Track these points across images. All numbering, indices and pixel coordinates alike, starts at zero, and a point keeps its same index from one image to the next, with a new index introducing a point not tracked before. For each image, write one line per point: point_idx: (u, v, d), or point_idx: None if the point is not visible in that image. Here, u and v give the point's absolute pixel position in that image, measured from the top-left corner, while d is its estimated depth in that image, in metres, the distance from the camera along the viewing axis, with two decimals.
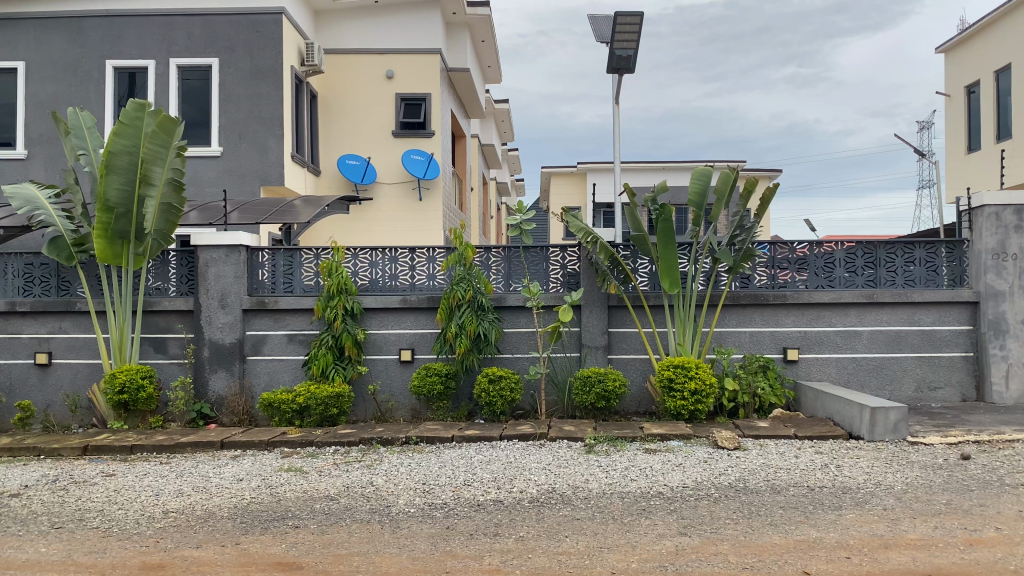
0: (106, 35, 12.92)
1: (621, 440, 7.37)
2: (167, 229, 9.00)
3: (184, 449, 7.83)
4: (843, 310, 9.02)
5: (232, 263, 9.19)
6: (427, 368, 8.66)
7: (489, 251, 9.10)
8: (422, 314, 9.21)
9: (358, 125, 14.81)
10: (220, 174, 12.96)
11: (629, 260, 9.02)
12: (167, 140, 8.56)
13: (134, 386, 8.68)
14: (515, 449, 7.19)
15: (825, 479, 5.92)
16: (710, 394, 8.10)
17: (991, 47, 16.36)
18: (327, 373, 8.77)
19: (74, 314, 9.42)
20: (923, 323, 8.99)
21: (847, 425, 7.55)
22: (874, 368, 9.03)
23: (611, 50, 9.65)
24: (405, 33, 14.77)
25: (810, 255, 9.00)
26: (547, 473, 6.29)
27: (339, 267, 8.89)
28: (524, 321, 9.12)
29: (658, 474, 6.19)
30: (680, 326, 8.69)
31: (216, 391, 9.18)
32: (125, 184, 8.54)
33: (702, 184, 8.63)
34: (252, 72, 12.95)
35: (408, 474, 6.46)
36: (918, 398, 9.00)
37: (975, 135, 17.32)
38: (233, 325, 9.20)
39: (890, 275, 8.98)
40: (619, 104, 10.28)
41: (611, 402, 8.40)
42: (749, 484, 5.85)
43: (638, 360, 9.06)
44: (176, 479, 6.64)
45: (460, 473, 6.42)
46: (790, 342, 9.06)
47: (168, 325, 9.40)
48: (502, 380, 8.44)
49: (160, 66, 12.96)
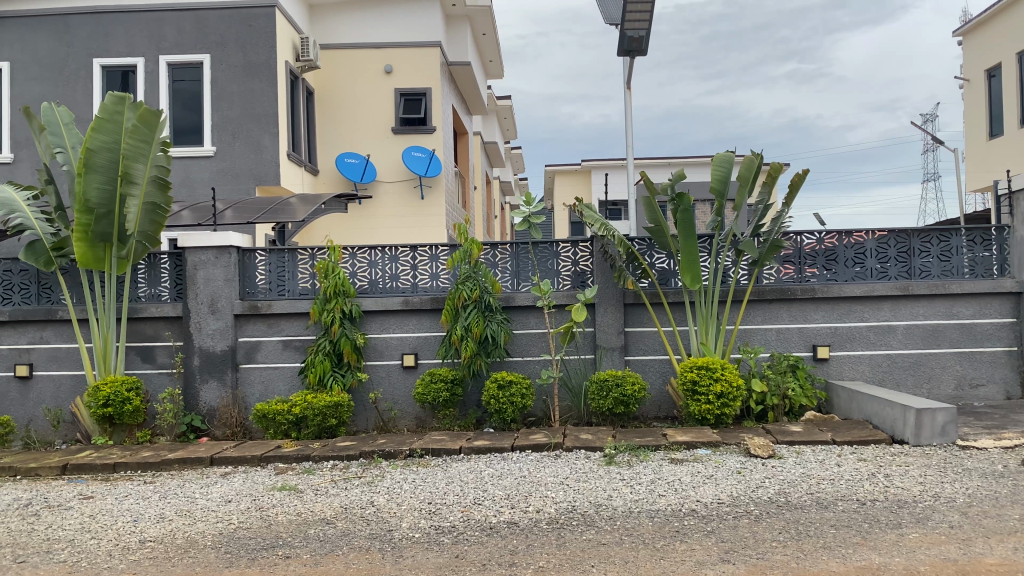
0: (93, 33, 12.37)
1: (644, 450, 6.78)
2: (152, 230, 8.42)
3: (170, 466, 7.25)
4: (876, 304, 8.42)
5: (222, 265, 8.63)
6: (432, 374, 8.07)
7: (495, 247, 8.53)
8: (425, 316, 8.63)
9: (356, 122, 14.25)
10: (213, 175, 12.40)
11: (644, 254, 8.44)
12: (150, 134, 7.99)
13: (119, 399, 8.11)
14: (529, 462, 6.60)
15: (875, 491, 5.32)
16: (737, 397, 7.52)
17: (1015, 28, 15.67)
18: (325, 381, 8.19)
19: (56, 324, 8.87)
20: (962, 316, 8.39)
21: (888, 429, 6.95)
22: (910, 365, 8.42)
23: (622, 32, 9.08)
24: (403, 25, 14.21)
25: (839, 246, 8.40)
26: (566, 490, 5.70)
27: (336, 268, 8.32)
28: (534, 322, 8.53)
29: (688, 488, 5.60)
30: (703, 324, 8.08)
31: (207, 403, 8.60)
32: (105, 184, 7.95)
33: (723, 173, 7.94)
34: (245, 68, 12.39)
35: (412, 493, 5.88)
36: (958, 397, 8.39)
37: (997, 121, 16.70)
38: (224, 332, 8.63)
39: (925, 265, 8.39)
40: (631, 91, 9.71)
41: (630, 407, 7.82)
42: (791, 498, 5.24)
43: (658, 361, 8.46)
44: (159, 502, 6.06)
45: (470, 490, 5.83)
46: (820, 339, 8.46)
47: (156, 333, 8.84)
48: (513, 385, 7.85)
49: (150, 63, 12.41)
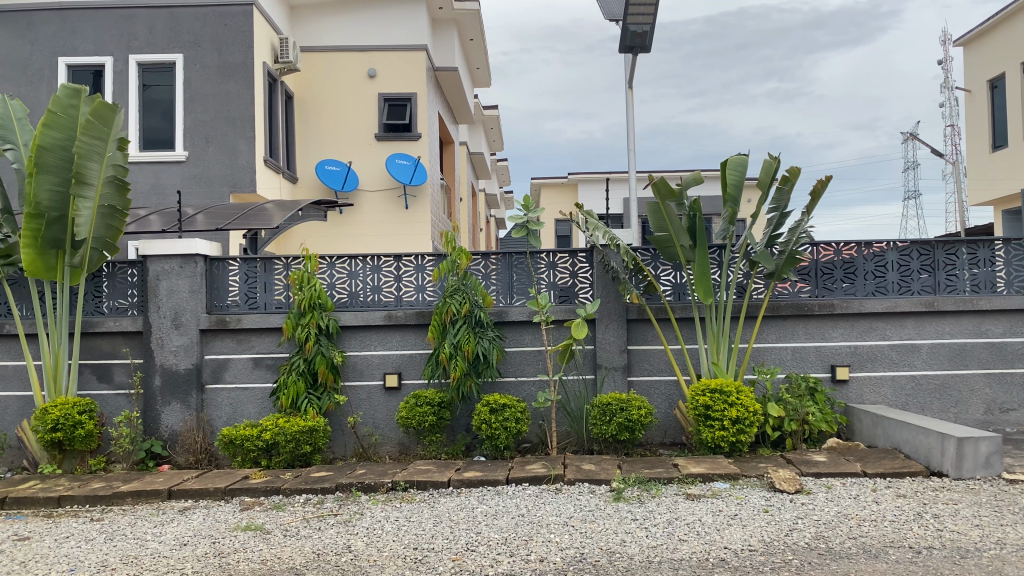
0: (58, 30, 11.56)
1: (655, 483, 6.06)
2: (109, 236, 7.65)
3: (123, 500, 6.45)
4: (899, 320, 7.79)
5: (187, 276, 7.88)
6: (417, 397, 7.35)
7: (486, 257, 7.82)
8: (410, 331, 7.92)
9: (338, 127, 13.53)
10: (184, 180, 11.61)
11: (649, 266, 7.79)
12: (105, 131, 7.24)
13: (70, 423, 7.30)
14: (527, 497, 5.88)
15: (928, 536, 4.64)
16: (753, 423, 6.84)
17: (1019, 36, 15.21)
18: (298, 404, 7.42)
19: (3, 339, 8.07)
20: (991, 334, 7.79)
21: (922, 459, 6.29)
22: (936, 388, 7.79)
23: (624, 26, 8.43)
24: (387, 27, 13.53)
25: (858, 258, 7.76)
26: (572, 533, 4.97)
27: (312, 278, 7.59)
28: (530, 339, 7.83)
29: (711, 531, 4.90)
30: (713, 342, 7.40)
31: (169, 426, 7.81)
32: (56, 184, 7.20)
33: (738, 176, 7.24)
34: (220, 69, 11.67)
35: (395, 535, 5.13)
36: (988, 422, 7.77)
37: (1000, 133, 16.25)
38: (189, 348, 7.86)
39: (952, 279, 7.77)
40: (633, 91, 9.07)
41: (635, 433, 7.12)
42: (834, 545, 4.55)
43: (663, 383, 7.78)
44: (103, 546, 5.27)
45: (461, 533, 5.09)
46: (838, 360, 7.81)
47: (114, 349, 8.06)
48: (506, 410, 7.14)
49: (119, 63, 11.63)
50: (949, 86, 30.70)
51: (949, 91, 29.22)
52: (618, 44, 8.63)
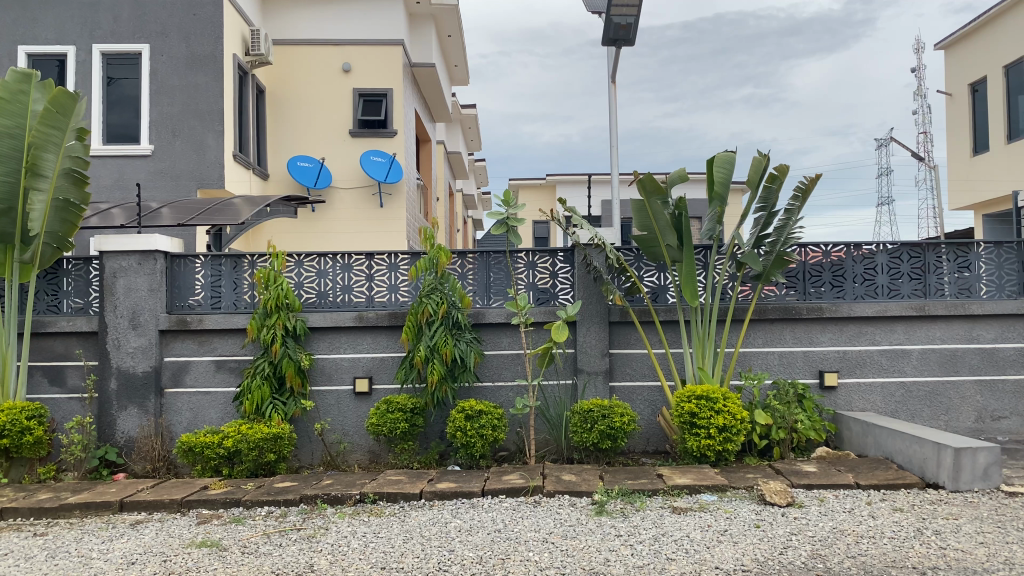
0: (17, 16, 10.95)
1: (639, 495, 5.74)
2: (63, 232, 7.20)
3: (71, 512, 6.02)
4: (888, 325, 7.55)
5: (146, 274, 7.44)
6: (388, 403, 6.97)
7: (463, 255, 7.48)
8: (381, 333, 7.55)
9: (311, 122, 13.10)
10: (148, 175, 11.12)
11: (632, 266, 7.49)
12: (62, 120, 6.80)
13: (17, 429, 6.82)
14: (505, 510, 5.54)
15: (931, 555, 4.35)
16: (741, 431, 6.55)
17: (1002, 39, 15.10)
18: (262, 410, 7.02)
19: None
20: (983, 340, 7.57)
21: (917, 469, 6.02)
22: (926, 394, 7.55)
23: (607, 18, 8.10)
24: (362, 21, 13.14)
25: (848, 259, 7.48)
26: (552, 551, 4.63)
27: (279, 277, 7.19)
28: (508, 342, 7.50)
29: (700, 549, 4.59)
30: (698, 345, 7.09)
31: (125, 433, 7.37)
32: (6, 175, 6.74)
33: (726, 174, 6.95)
34: (189, 60, 11.22)
35: (361, 553, 4.76)
36: (979, 430, 7.55)
37: (981, 137, 16.17)
38: (148, 350, 7.43)
39: (942, 282, 7.53)
40: (616, 86, 8.75)
41: (618, 441, 6.79)
42: (833, 565, 4.26)
43: (645, 388, 7.49)
44: (43, 564, 4.85)
45: (433, 551, 4.73)
46: (826, 365, 7.54)
47: (67, 350, 7.61)
48: (482, 416, 6.79)
49: (81, 52, 11.07)
50: (925, 91, 30.76)
51: (923, 97, 29.44)
52: (601, 36, 8.30)
